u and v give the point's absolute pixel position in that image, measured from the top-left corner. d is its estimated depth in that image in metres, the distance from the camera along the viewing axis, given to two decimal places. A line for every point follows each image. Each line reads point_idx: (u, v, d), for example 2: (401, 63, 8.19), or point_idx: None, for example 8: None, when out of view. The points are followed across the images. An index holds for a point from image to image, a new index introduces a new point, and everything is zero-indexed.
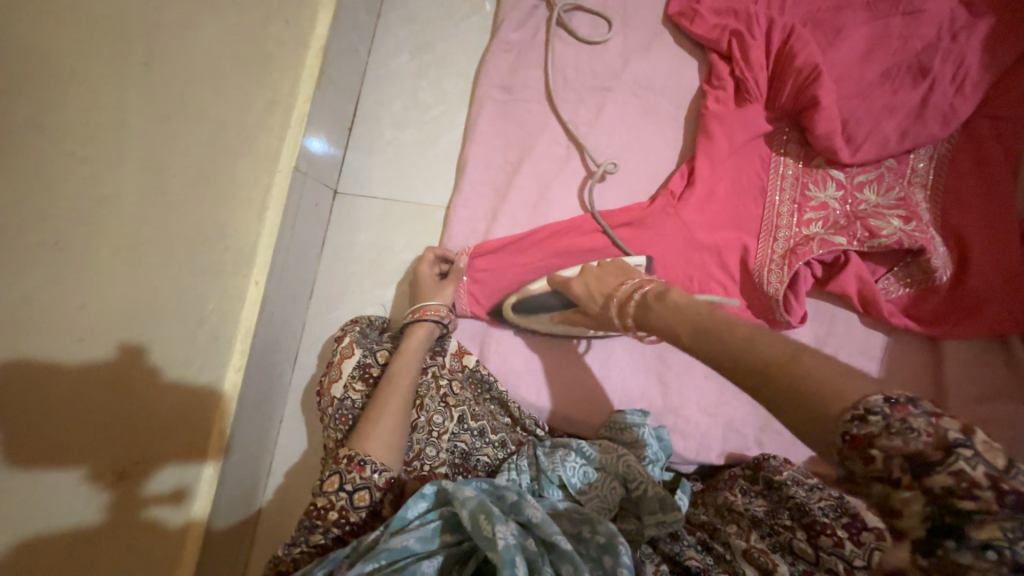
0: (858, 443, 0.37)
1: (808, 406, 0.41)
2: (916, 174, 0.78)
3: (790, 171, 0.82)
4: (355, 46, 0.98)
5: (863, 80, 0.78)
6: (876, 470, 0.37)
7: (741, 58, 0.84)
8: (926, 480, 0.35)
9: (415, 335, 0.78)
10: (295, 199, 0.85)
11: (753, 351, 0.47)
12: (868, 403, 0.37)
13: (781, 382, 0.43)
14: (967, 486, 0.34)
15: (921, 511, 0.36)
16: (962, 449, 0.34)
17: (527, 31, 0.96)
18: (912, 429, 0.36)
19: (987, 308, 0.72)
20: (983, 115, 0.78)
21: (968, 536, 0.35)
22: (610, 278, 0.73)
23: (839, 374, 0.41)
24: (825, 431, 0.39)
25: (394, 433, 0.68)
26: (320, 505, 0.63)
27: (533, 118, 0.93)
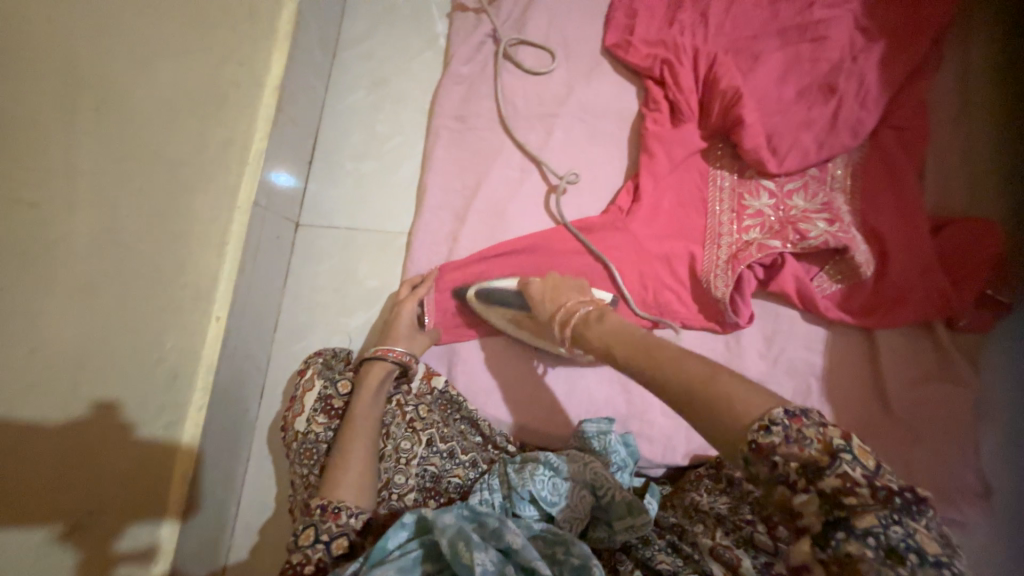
0: (762, 451, 0.42)
1: (720, 426, 0.45)
2: (836, 180, 0.86)
3: (726, 183, 0.88)
4: (311, 83, 1.01)
5: (781, 100, 0.87)
6: (777, 473, 0.42)
7: (673, 83, 0.92)
8: (817, 480, 0.40)
9: (372, 376, 0.77)
10: (255, 233, 0.86)
11: (679, 369, 0.52)
12: (771, 416, 0.43)
13: (700, 398, 0.48)
14: (849, 483, 0.39)
15: (816, 509, 0.40)
16: (845, 453, 0.40)
17: (476, 64, 1.02)
18: (803, 436, 0.41)
19: (909, 299, 0.80)
20: (886, 125, 0.87)
21: (852, 526, 0.39)
22: (568, 291, 0.75)
23: (746, 389, 0.46)
24: (735, 443, 0.44)
25: (364, 475, 0.68)
26: (298, 559, 0.61)
27: (486, 145, 0.98)
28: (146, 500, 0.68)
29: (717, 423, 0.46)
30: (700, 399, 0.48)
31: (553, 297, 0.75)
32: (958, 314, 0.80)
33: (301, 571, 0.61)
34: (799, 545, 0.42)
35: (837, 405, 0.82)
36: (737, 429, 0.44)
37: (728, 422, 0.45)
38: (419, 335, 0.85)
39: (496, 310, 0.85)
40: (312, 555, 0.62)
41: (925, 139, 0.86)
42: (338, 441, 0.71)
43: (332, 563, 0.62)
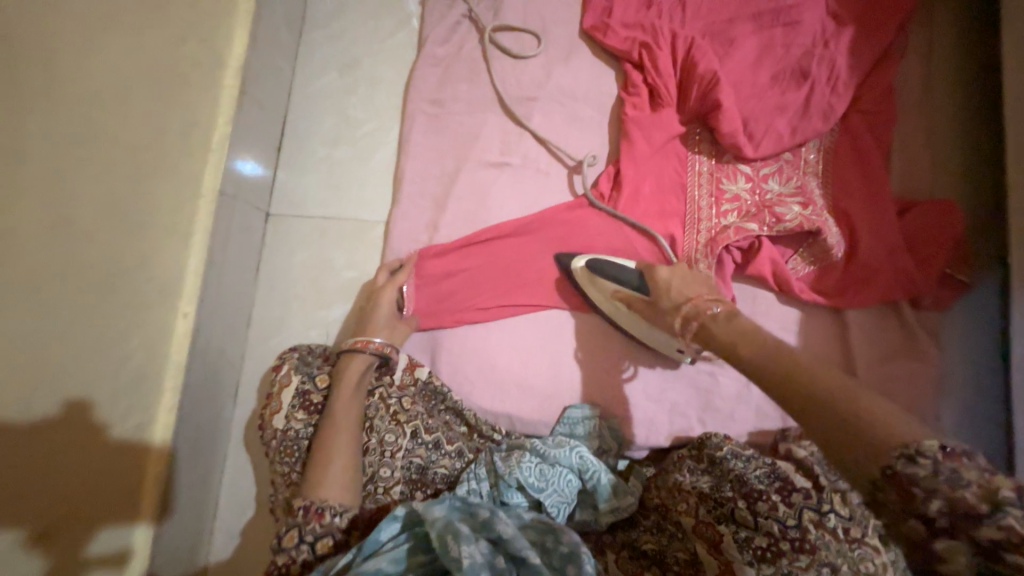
0: (898, 478, 0.46)
1: (859, 454, 0.48)
2: (809, 164, 0.88)
3: (705, 168, 0.89)
4: (278, 65, 0.96)
5: (756, 84, 0.87)
6: (914, 509, 0.46)
7: (651, 66, 0.91)
8: (899, 469, 0.46)
9: (352, 369, 0.76)
10: (224, 224, 0.81)
11: (830, 400, 0.52)
12: (915, 445, 0.45)
13: (839, 421, 0.51)
14: (1010, 538, 0.42)
15: (959, 550, 0.45)
16: (1011, 506, 0.42)
17: (452, 46, 0.99)
18: (893, 432, 0.47)
19: (877, 278, 0.83)
20: (856, 110, 0.89)
21: (998, 573, 0.43)
22: (696, 285, 0.74)
23: (896, 416, 0.49)
24: (870, 466, 0.47)
25: (348, 472, 0.67)
26: (282, 561, 0.62)
27: (464, 130, 0.95)
28: (116, 500, 0.65)
29: (858, 445, 0.48)
30: (846, 424, 0.50)
31: (686, 287, 0.74)
32: (921, 292, 0.84)
33: (286, 572, 0.61)
34: None
35: None
36: (876, 450, 0.47)
37: (870, 441, 0.48)
38: (398, 325, 0.83)
39: (604, 283, 0.82)
40: (297, 556, 0.62)
41: (891, 123, 0.89)
42: (319, 439, 0.69)
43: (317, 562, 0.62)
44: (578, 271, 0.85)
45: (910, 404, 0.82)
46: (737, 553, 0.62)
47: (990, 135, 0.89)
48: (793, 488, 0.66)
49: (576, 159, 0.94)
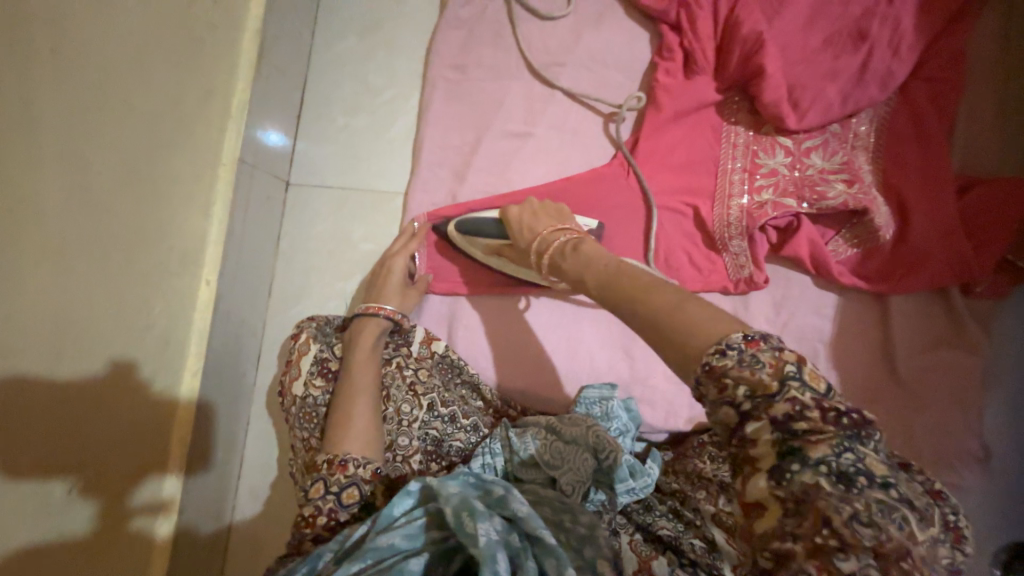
0: (715, 373, 0.40)
1: (688, 346, 0.43)
2: (859, 137, 0.80)
3: (741, 140, 0.83)
4: (297, 27, 0.93)
5: (806, 47, 0.80)
6: (725, 396, 0.40)
7: (689, 29, 0.84)
8: (771, 408, 0.38)
9: (365, 333, 0.75)
10: (243, 193, 0.82)
11: (647, 300, 0.49)
12: (729, 341, 0.41)
13: (666, 330, 0.46)
14: (799, 408, 0.38)
15: (770, 437, 0.38)
16: (794, 379, 0.38)
17: (476, 6, 0.93)
18: (751, 372, 0.39)
19: (928, 263, 0.77)
20: (918, 77, 0.80)
21: (806, 455, 0.37)
22: (545, 221, 0.73)
23: (714, 317, 0.44)
24: (692, 366, 0.42)
25: (369, 430, 0.67)
26: (308, 513, 0.61)
27: (486, 97, 0.91)
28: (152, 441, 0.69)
29: (680, 348, 0.43)
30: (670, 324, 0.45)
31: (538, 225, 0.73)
32: (977, 279, 0.78)
33: (313, 523, 0.61)
34: (755, 481, 0.40)
35: (845, 373, 0.81)
36: (696, 350, 0.42)
37: (692, 343, 0.43)
38: (409, 290, 0.82)
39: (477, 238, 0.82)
40: (323, 507, 0.61)
41: (958, 93, 0.80)
42: (338, 399, 0.69)
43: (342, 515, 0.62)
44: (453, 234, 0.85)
45: (955, 396, 0.79)
46: None
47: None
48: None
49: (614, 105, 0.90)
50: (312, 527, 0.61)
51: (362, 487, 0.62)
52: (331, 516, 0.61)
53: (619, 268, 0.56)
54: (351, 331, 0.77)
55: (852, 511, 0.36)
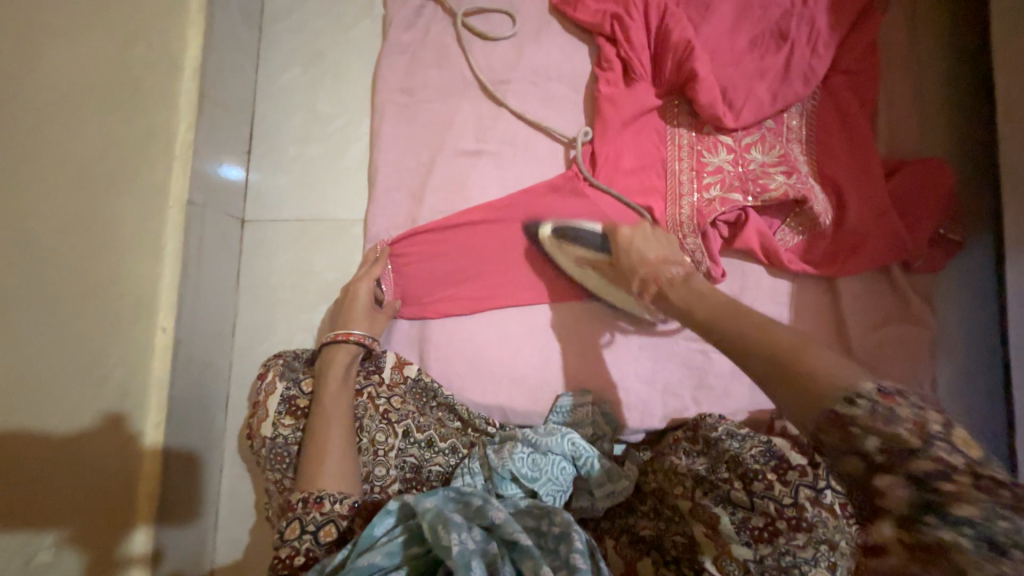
0: (842, 421, 0.47)
1: (807, 385, 0.50)
2: (792, 130, 0.85)
3: (685, 140, 0.86)
4: (239, 61, 0.91)
5: (734, 50, 0.84)
6: (857, 446, 0.46)
7: (625, 39, 0.86)
8: (909, 464, 0.43)
9: (337, 362, 0.75)
10: (197, 232, 0.80)
11: (773, 338, 0.56)
12: (858, 392, 0.47)
13: (788, 368, 0.53)
14: (942, 467, 0.43)
15: (903, 493, 0.43)
16: (937, 440, 0.44)
17: (418, 31, 0.93)
18: (899, 417, 0.45)
19: (868, 243, 0.81)
20: (838, 71, 0.85)
21: (946, 512, 0.42)
22: (654, 245, 0.77)
23: (836, 365, 0.50)
24: (814, 409, 0.49)
25: (345, 462, 0.67)
26: (288, 555, 0.60)
27: (437, 118, 0.91)
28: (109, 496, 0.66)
29: (805, 381, 0.50)
30: (788, 363, 0.53)
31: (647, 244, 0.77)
32: (913, 255, 0.82)
33: (291, 564, 0.60)
34: (881, 526, 0.45)
35: None
36: (821, 390, 0.49)
37: (816, 382, 0.50)
38: (379, 316, 0.82)
39: (572, 247, 0.83)
40: (301, 547, 0.60)
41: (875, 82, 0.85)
42: (311, 432, 0.69)
43: (320, 552, 0.61)
44: (544, 238, 0.85)
45: (911, 365, 0.82)
46: (735, 534, 0.62)
47: (984, 87, 0.86)
48: (791, 465, 0.65)
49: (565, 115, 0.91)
50: (291, 567, 0.60)
51: (339, 522, 0.62)
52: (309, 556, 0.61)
53: (732, 304, 0.63)
54: (321, 358, 0.77)
55: (996, 571, 0.39)
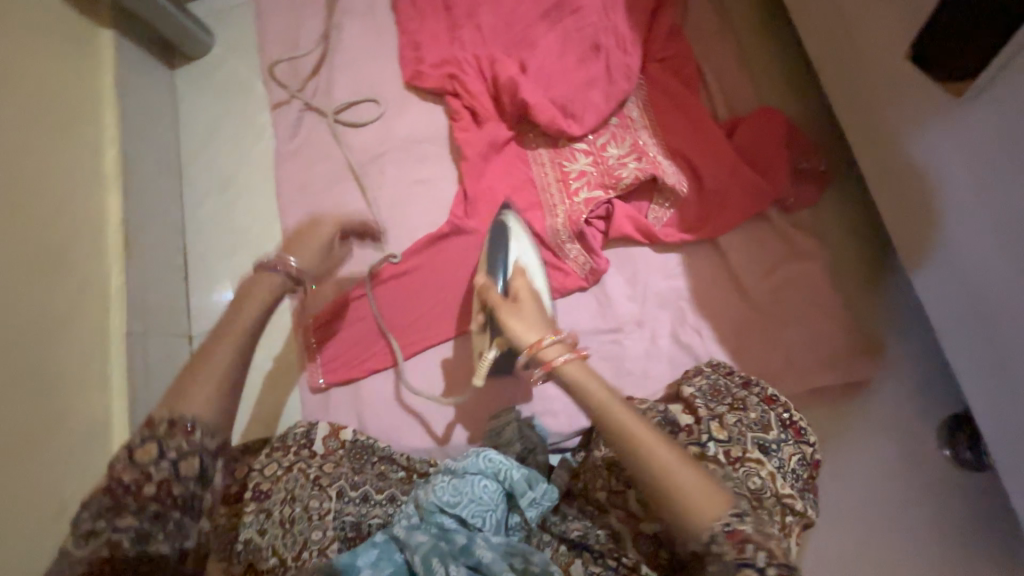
0: (735, 535, 0.50)
1: (690, 509, 0.52)
2: (635, 121, 0.92)
3: (546, 157, 0.94)
4: (163, 205, 1.07)
5: (560, 71, 0.94)
6: (708, 536, 0.51)
7: (465, 92, 0.98)
8: (744, 534, 0.50)
9: (260, 284, 0.72)
10: (140, 357, 0.91)
11: (648, 447, 0.55)
12: (739, 507, 0.52)
13: (661, 487, 0.53)
14: (752, 542, 0.50)
15: (733, 554, 0.49)
16: (747, 520, 0.51)
17: (300, 137, 1.07)
18: (753, 526, 0.51)
19: (729, 198, 0.86)
20: (653, 61, 0.94)
21: (755, 560, 0.49)
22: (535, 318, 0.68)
23: (712, 486, 0.53)
24: (691, 530, 0.52)
25: (216, 387, 0.61)
26: (97, 526, 0.55)
27: (332, 202, 1.03)
28: None
29: (689, 504, 0.52)
30: (661, 476, 0.53)
31: (524, 325, 0.67)
32: (782, 194, 0.86)
33: (121, 523, 0.55)
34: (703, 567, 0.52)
35: (712, 320, 0.85)
36: (698, 517, 0.52)
37: (696, 512, 0.52)
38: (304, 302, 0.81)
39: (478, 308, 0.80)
40: (128, 464, 0.56)
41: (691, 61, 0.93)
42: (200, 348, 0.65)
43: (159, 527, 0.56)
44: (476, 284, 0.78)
45: (813, 302, 0.84)
46: (643, 511, 0.65)
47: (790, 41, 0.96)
48: (681, 427, 0.65)
49: (438, 167, 1.02)
50: (114, 535, 0.54)
51: (180, 484, 0.57)
52: (143, 520, 0.55)
53: (607, 407, 0.59)
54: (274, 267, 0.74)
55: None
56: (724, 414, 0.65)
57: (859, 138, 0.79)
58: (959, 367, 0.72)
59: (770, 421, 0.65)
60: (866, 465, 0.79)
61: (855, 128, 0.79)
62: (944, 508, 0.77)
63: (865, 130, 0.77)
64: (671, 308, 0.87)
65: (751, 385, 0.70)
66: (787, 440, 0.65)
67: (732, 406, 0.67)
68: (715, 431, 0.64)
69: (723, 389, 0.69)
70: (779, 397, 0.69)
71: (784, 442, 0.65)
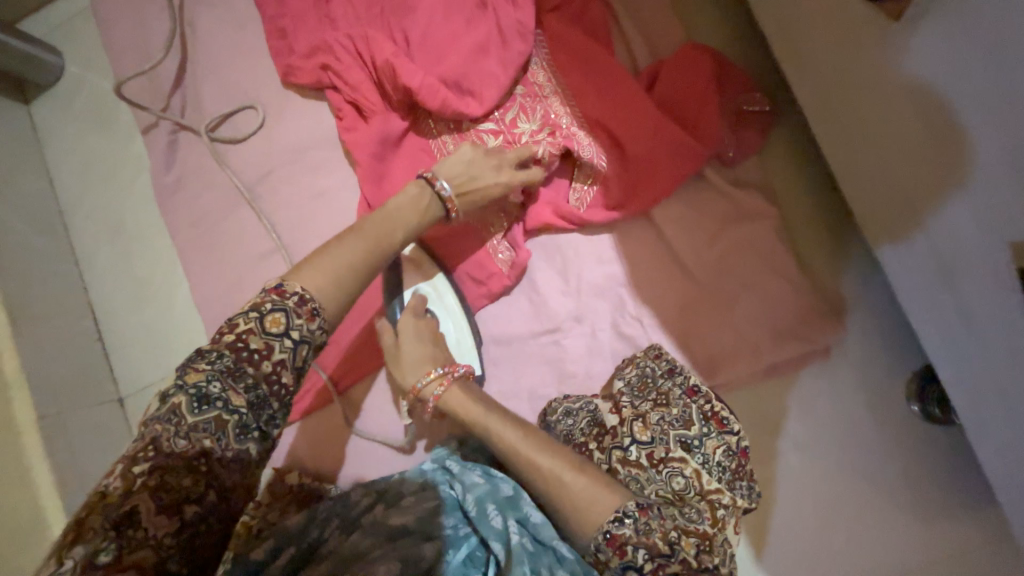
0: (615, 540, 0.50)
1: (587, 510, 0.52)
2: (540, 87, 0.79)
3: (451, 145, 0.82)
4: (50, 266, 0.96)
5: (445, 40, 0.80)
6: (600, 537, 0.51)
7: (344, 84, 0.84)
8: (631, 541, 0.50)
9: (410, 195, 0.69)
10: (61, 438, 0.84)
11: (542, 457, 0.56)
12: (624, 508, 0.51)
13: (560, 495, 0.54)
14: (643, 546, 0.49)
15: (620, 562, 0.50)
16: (639, 523, 0.50)
17: (180, 165, 0.94)
18: (644, 530, 0.50)
19: (655, 164, 0.74)
20: (548, 10, 0.80)
21: (640, 566, 0.48)
22: (420, 351, 0.69)
23: (605, 486, 0.53)
24: (590, 530, 0.52)
25: (341, 280, 0.58)
26: (213, 391, 0.48)
27: (229, 234, 0.92)
28: None
29: (589, 505, 0.52)
30: (557, 484, 0.54)
31: (403, 370, 0.69)
32: (717, 148, 0.74)
33: (106, 498, 0.43)
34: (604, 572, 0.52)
35: (655, 305, 0.77)
36: (596, 516, 0.52)
37: (592, 512, 0.52)
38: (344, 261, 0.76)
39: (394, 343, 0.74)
40: (226, 348, 0.50)
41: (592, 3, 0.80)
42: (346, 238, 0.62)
43: (143, 502, 0.44)
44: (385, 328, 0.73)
45: (762, 267, 0.74)
46: None
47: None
48: (607, 429, 0.60)
49: (335, 175, 0.90)
50: (170, 466, 0.45)
51: (236, 398, 0.48)
52: (218, 431, 0.47)
53: (501, 426, 0.61)
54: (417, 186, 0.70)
55: None
56: (647, 413, 0.58)
57: (846, 89, 0.61)
58: (919, 321, 0.65)
59: (692, 415, 0.58)
60: (836, 432, 0.74)
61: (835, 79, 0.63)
62: (917, 459, 0.73)
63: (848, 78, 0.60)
64: (610, 296, 0.78)
65: (677, 373, 0.63)
66: (710, 433, 0.58)
67: (656, 401, 0.60)
68: (639, 433, 0.57)
69: (647, 384, 0.61)
70: (701, 387, 0.62)
71: (707, 436, 0.57)
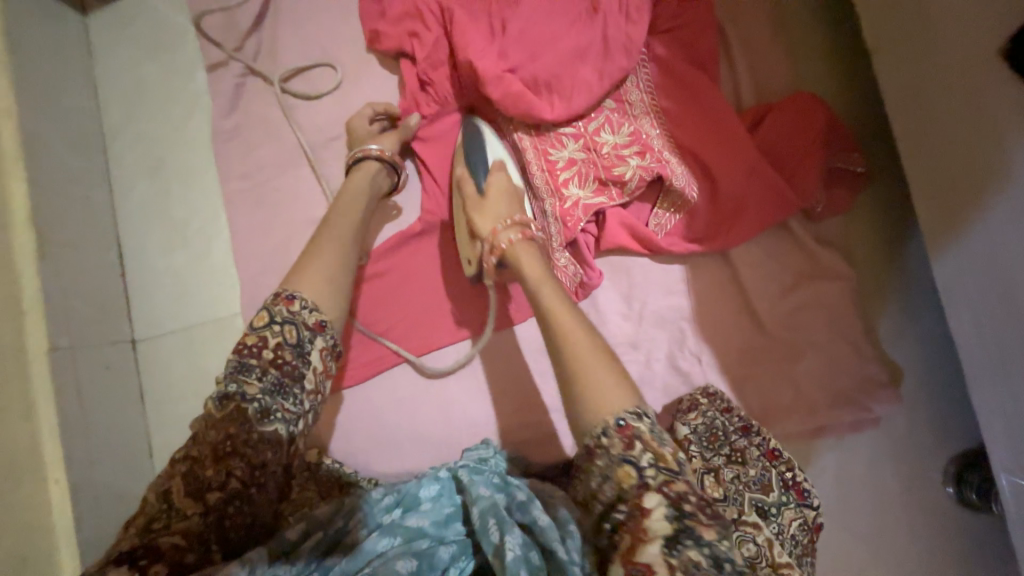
0: (626, 433, 0.51)
1: (604, 390, 0.54)
2: (635, 105, 0.77)
3: (527, 142, 0.77)
4: (84, 192, 0.90)
5: (548, 37, 0.76)
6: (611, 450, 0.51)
7: (433, 62, 0.81)
8: (670, 487, 0.49)
9: (358, 181, 0.74)
10: (71, 376, 0.78)
11: (566, 328, 0.59)
12: (642, 408, 0.53)
13: (580, 368, 0.56)
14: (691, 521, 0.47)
15: (663, 517, 0.48)
16: (682, 484, 0.49)
17: (241, 112, 0.90)
18: (674, 475, 0.50)
19: (744, 208, 0.74)
20: (656, 34, 0.79)
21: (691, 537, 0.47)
22: (504, 206, 0.69)
23: (623, 375, 0.56)
24: (604, 410, 0.53)
25: (330, 280, 0.63)
26: (231, 390, 0.53)
27: (283, 194, 0.88)
28: None
29: (607, 390, 0.54)
30: (575, 356, 0.56)
31: (484, 215, 0.69)
32: (807, 205, 0.74)
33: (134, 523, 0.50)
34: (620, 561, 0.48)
35: (715, 344, 0.76)
36: (614, 402, 0.53)
37: (606, 392, 0.53)
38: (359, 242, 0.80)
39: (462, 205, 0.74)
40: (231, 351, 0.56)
41: (703, 31, 0.78)
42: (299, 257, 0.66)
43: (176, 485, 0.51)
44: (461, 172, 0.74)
45: (829, 329, 0.74)
46: None
47: (828, 11, 0.80)
48: None
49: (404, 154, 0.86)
50: (198, 456, 0.52)
51: (250, 387, 0.54)
52: (240, 417, 0.53)
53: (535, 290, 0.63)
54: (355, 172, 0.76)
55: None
56: (721, 468, 0.60)
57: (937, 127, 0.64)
58: (984, 408, 0.65)
59: (771, 480, 0.59)
60: (873, 500, 0.74)
61: (938, 123, 0.64)
62: (946, 538, 0.73)
63: (954, 131, 0.62)
64: (671, 327, 0.77)
65: (751, 432, 0.63)
66: (788, 503, 0.59)
67: (730, 458, 0.61)
68: (709, 488, 0.57)
69: (722, 437, 0.62)
70: (783, 453, 0.62)
71: (785, 506, 0.58)
